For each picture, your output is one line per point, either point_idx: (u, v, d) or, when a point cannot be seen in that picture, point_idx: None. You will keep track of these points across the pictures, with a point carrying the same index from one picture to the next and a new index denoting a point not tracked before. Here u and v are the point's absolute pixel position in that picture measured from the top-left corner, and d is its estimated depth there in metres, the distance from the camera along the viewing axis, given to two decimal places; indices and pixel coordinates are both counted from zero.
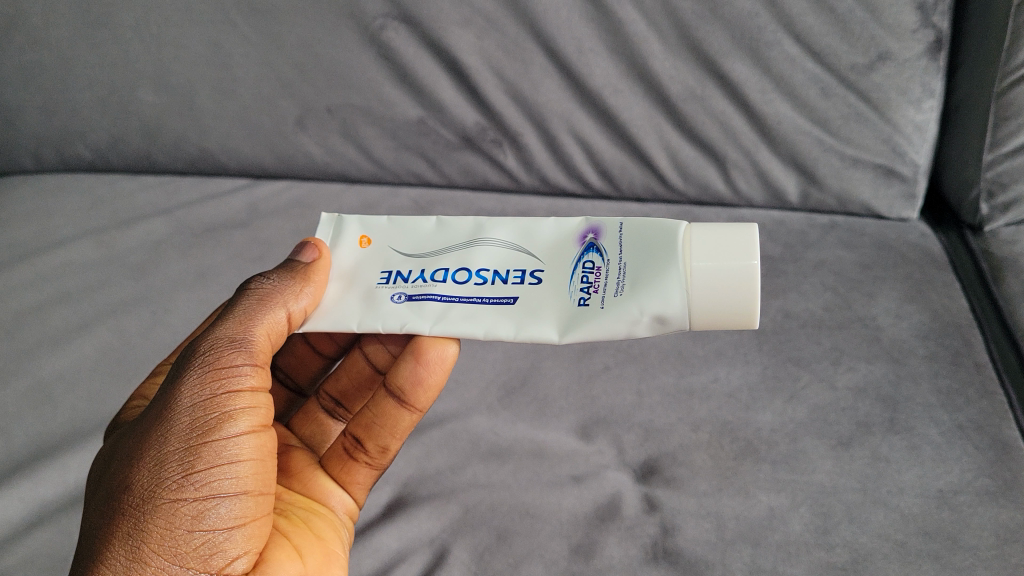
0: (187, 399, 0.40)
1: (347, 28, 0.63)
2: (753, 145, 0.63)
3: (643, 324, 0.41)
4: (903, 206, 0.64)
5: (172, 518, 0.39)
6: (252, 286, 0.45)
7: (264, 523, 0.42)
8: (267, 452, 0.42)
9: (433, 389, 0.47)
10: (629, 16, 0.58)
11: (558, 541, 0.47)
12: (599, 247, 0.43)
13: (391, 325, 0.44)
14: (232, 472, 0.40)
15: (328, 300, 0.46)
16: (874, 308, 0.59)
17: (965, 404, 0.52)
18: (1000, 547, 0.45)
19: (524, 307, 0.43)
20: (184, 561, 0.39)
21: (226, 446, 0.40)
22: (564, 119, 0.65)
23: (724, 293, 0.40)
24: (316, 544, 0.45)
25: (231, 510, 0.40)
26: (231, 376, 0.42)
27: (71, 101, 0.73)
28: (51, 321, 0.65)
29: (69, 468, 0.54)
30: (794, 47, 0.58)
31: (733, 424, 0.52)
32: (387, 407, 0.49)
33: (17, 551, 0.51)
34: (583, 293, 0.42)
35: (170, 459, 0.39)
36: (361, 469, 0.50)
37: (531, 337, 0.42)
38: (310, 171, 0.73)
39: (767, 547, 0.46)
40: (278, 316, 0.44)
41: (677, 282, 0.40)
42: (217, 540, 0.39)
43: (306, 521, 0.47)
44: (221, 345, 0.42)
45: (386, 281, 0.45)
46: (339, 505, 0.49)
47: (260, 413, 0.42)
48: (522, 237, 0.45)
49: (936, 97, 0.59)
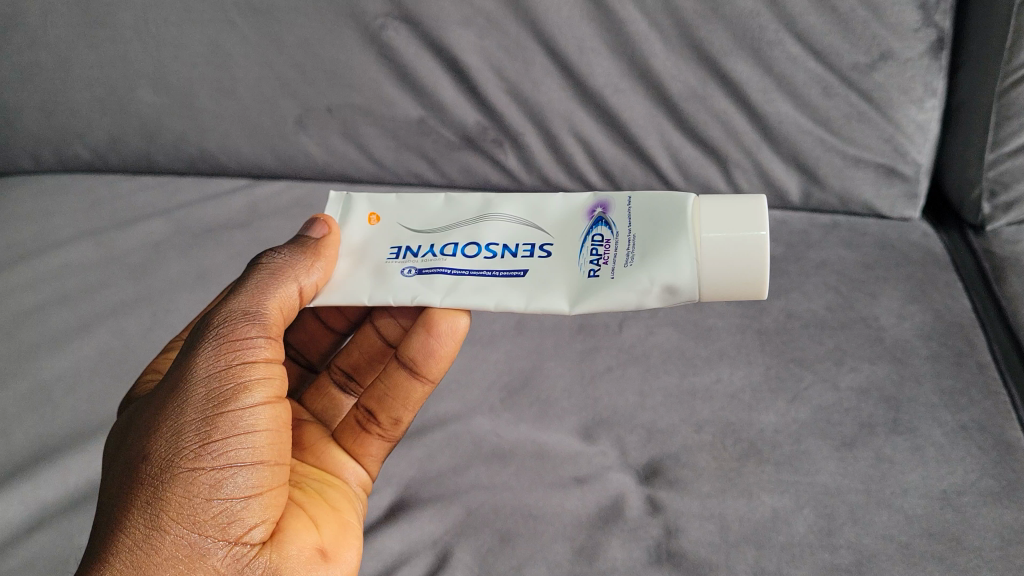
0: (202, 370, 0.41)
1: (347, 28, 0.63)
2: (754, 144, 0.63)
3: (653, 294, 0.41)
4: (905, 205, 0.64)
5: (190, 487, 0.39)
6: (263, 262, 0.45)
7: (280, 492, 0.42)
8: (281, 422, 0.42)
9: (444, 360, 0.48)
10: (631, 15, 0.58)
11: (562, 543, 0.47)
12: (608, 221, 0.43)
13: (403, 298, 0.44)
14: (249, 442, 0.40)
15: (338, 276, 0.46)
16: (876, 308, 0.58)
17: (969, 404, 0.52)
18: (1004, 548, 0.45)
19: (536, 279, 0.43)
20: (203, 530, 0.39)
21: (242, 416, 0.40)
22: (565, 119, 0.64)
23: (733, 264, 0.40)
24: (330, 514, 0.45)
25: (249, 479, 0.40)
26: (245, 349, 0.42)
27: (69, 101, 0.72)
28: (51, 322, 0.64)
29: (69, 470, 0.54)
30: (797, 46, 0.58)
31: (736, 425, 0.52)
32: (399, 379, 0.49)
33: (19, 554, 0.50)
34: (593, 264, 0.42)
35: (187, 429, 0.39)
36: (374, 441, 0.51)
37: (543, 307, 0.42)
38: (311, 171, 0.73)
39: (772, 549, 0.46)
40: (291, 291, 0.44)
41: (687, 252, 0.40)
42: (235, 509, 0.39)
43: (320, 492, 0.47)
44: (235, 318, 0.43)
45: (397, 257, 0.45)
46: (352, 477, 0.50)
47: (274, 385, 0.43)
48: (531, 212, 0.45)
49: (938, 97, 0.59)
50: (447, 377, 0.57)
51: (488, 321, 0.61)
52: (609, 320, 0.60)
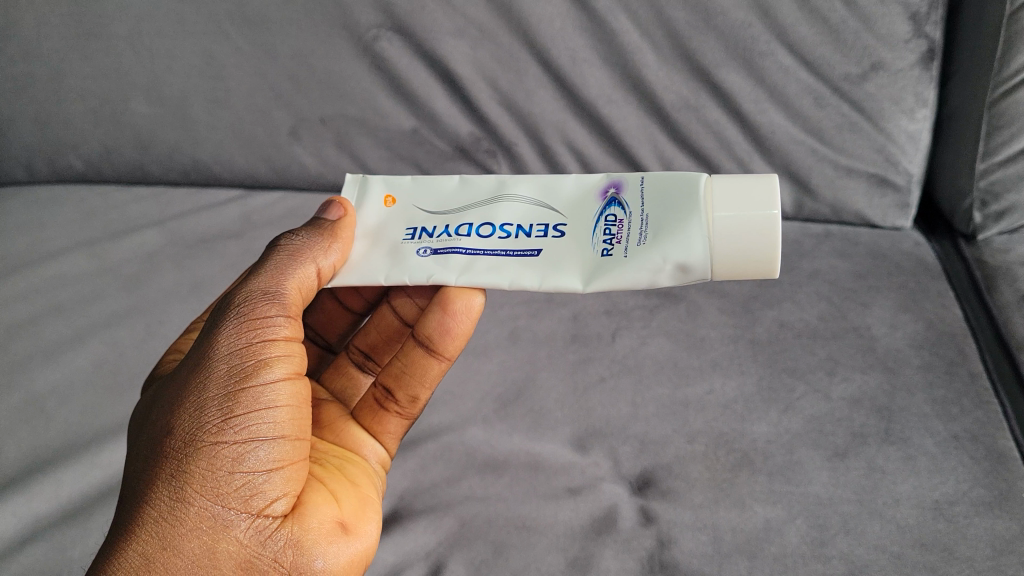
0: (224, 347, 0.41)
1: (340, 38, 0.63)
2: (746, 154, 0.63)
3: (665, 272, 0.41)
4: (897, 215, 0.65)
5: (213, 460, 0.39)
6: (282, 243, 0.45)
7: (302, 467, 0.42)
8: (302, 399, 0.42)
9: (460, 337, 0.48)
10: (623, 26, 0.58)
11: (555, 554, 0.47)
12: (621, 201, 0.43)
13: (419, 278, 0.44)
14: (271, 416, 0.40)
15: (355, 256, 0.46)
16: (868, 318, 0.59)
17: (960, 413, 0.52)
18: (996, 557, 0.45)
19: (549, 258, 0.43)
20: (225, 502, 0.39)
21: (264, 392, 0.40)
22: (558, 129, 0.65)
23: (743, 244, 0.40)
24: (350, 489, 0.46)
25: (271, 452, 0.40)
26: (266, 327, 0.42)
27: (62, 113, 0.72)
28: (43, 334, 0.64)
29: (63, 482, 0.54)
30: (788, 57, 0.58)
31: (729, 435, 0.52)
32: (415, 357, 0.49)
33: (10, 567, 0.50)
34: (606, 244, 0.42)
35: (210, 404, 0.40)
36: (392, 418, 0.51)
37: (556, 287, 0.42)
38: (304, 181, 0.73)
39: (764, 560, 0.46)
40: (309, 272, 0.44)
41: (699, 232, 0.41)
42: (257, 482, 0.39)
43: (340, 468, 0.47)
44: (255, 297, 0.43)
45: (412, 238, 0.45)
46: (371, 454, 0.50)
47: (294, 361, 0.43)
48: (545, 193, 0.45)
49: (929, 106, 0.59)
50: (443, 386, 0.57)
51: (481, 331, 0.61)
52: (602, 330, 0.60)
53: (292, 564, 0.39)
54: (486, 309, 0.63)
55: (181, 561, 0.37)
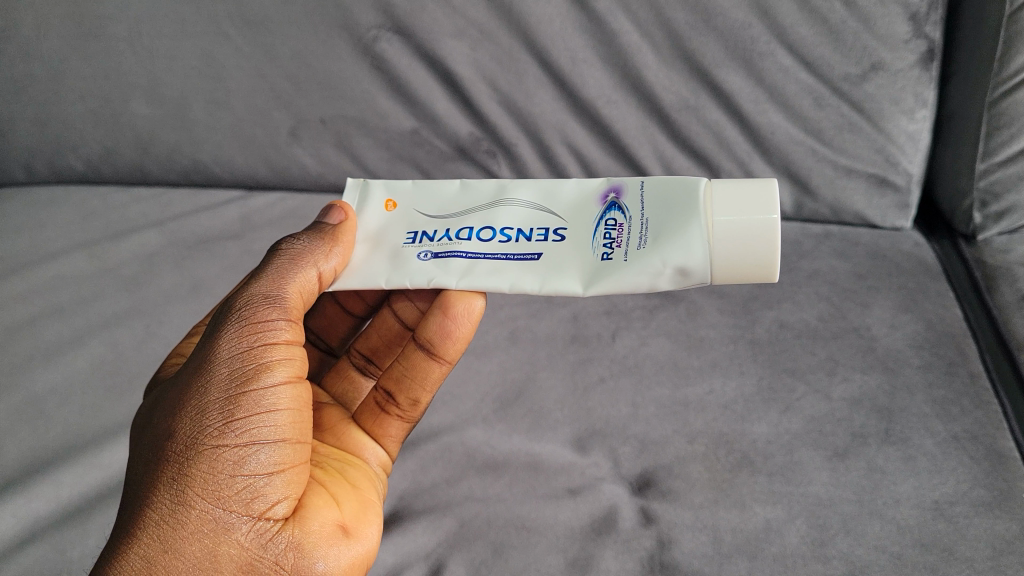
0: (225, 351, 0.41)
1: (340, 39, 0.63)
2: (746, 154, 0.63)
3: (665, 276, 0.41)
4: (897, 215, 0.65)
5: (214, 463, 0.39)
6: (283, 247, 0.45)
7: (302, 470, 0.42)
8: (303, 402, 0.42)
9: (461, 341, 0.48)
10: (622, 26, 0.58)
11: (555, 554, 0.47)
12: (621, 206, 0.43)
13: (419, 281, 0.44)
14: (271, 420, 0.40)
15: (356, 260, 0.46)
16: (868, 318, 0.59)
17: (960, 413, 0.52)
18: (996, 558, 0.45)
19: (549, 262, 0.43)
20: (227, 505, 0.39)
21: (264, 395, 0.40)
22: (558, 130, 0.65)
23: (743, 247, 0.40)
24: (351, 492, 0.46)
25: (271, 456, 0.40)
26: (267, 330, 0.42)
27: (62, 114, 0.72)
28: (43, 334, 0.64)
29: (62, 483, 0.54)
30: (787, 57, 0.58)
31: (729, 435, 0.52)
32: (416, 360, 0.49)
33: (10, 567, 0.50)
34: (606, 248, 0.42)
35: (211, 407, 0.40)
36: (392, 421, 0.51)
37: (556, 290, 0.42)
38: (304, 182, 0.73)
39: (764, 560, 0.46)
40: (310, 275, 0.44)
41: (699, 235, 0.41)
42: (258, 485, 0.39)
43: (341, 471, 0.47)
44: (256, 301, 0.43)
45: (412, 241, 0.45)
46: (372, 458, 0.50)
47: (295, 365, 0.43)
48: (546, 197, 0.45)
49: (929, 107, 0.60)
50: (444, 387, 0.57)
51: (481, 332, 0.61)
52: (602, 331, 0.60)
53: (293, 566, 0.39)
54: (486, 309, 0.63)
55: (183, 564, 0.37)
